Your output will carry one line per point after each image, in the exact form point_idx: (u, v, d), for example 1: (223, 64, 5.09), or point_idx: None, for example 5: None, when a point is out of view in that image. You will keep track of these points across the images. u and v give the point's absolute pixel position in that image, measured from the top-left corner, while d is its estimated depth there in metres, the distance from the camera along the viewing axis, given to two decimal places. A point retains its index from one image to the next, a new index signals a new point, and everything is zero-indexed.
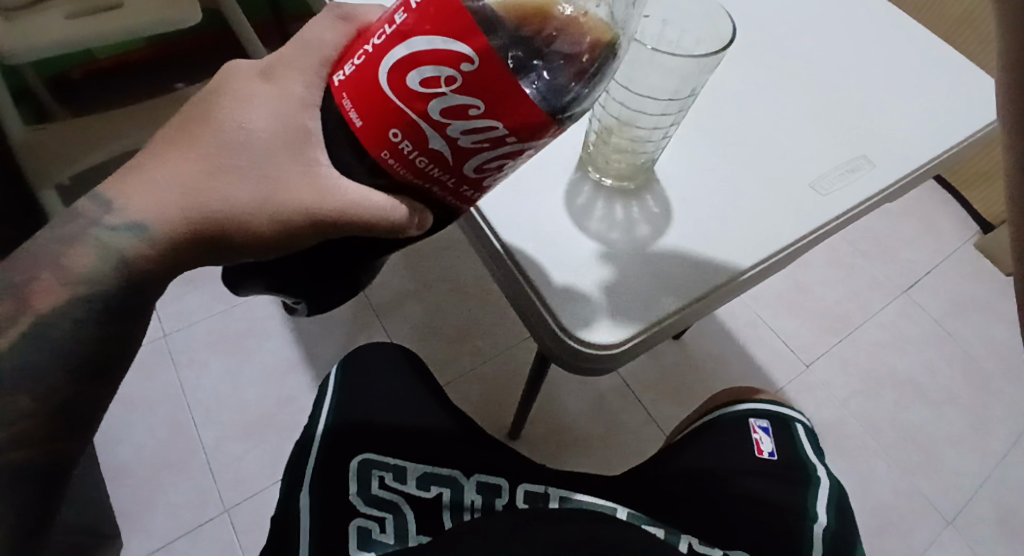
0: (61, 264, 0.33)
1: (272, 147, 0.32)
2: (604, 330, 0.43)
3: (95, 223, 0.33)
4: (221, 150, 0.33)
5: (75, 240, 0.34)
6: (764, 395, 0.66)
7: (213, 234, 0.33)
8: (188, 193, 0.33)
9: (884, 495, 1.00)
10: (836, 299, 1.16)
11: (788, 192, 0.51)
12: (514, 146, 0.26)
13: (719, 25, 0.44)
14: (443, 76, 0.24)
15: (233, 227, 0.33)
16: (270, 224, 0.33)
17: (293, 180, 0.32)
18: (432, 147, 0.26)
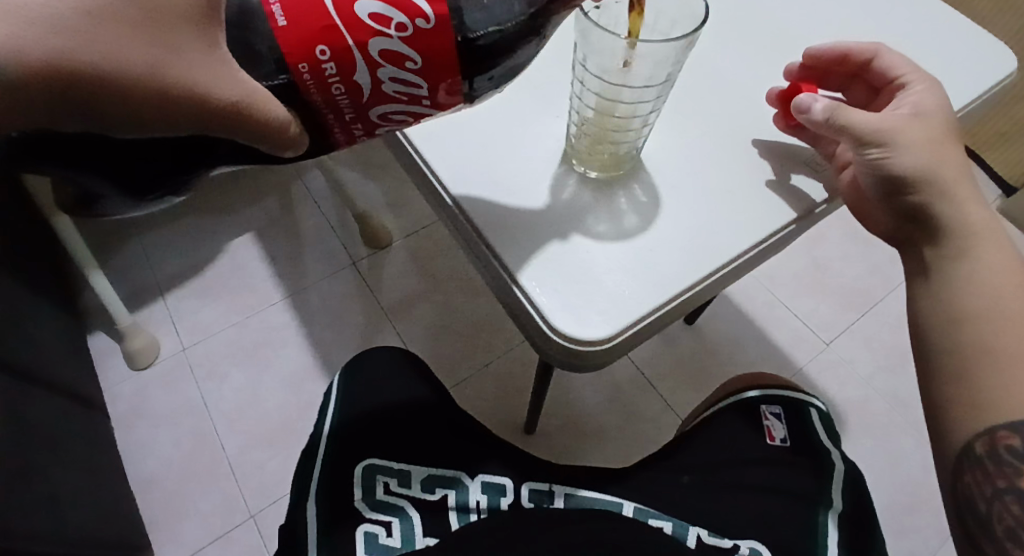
0: None
1: (168, 8, 0.26)
2: (593, 326, 0.42)
3: None
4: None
5: None
6: (774, 379, 0.64)
7: (70, 98, 0.25)
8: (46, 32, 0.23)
9: (916, 472, 0.97)
10: (856, 274, 1.13)
11: (778, 173, 0.49)
12: (424, 105, 0.33)
13: (692, 5, 0.42)
14: (394, 19, 0.28)
15: (105, 97, 0.25)
16: (152, 107, 0.26)
17: (192, 60, 0.27)
18: (354, 78, 0.30)
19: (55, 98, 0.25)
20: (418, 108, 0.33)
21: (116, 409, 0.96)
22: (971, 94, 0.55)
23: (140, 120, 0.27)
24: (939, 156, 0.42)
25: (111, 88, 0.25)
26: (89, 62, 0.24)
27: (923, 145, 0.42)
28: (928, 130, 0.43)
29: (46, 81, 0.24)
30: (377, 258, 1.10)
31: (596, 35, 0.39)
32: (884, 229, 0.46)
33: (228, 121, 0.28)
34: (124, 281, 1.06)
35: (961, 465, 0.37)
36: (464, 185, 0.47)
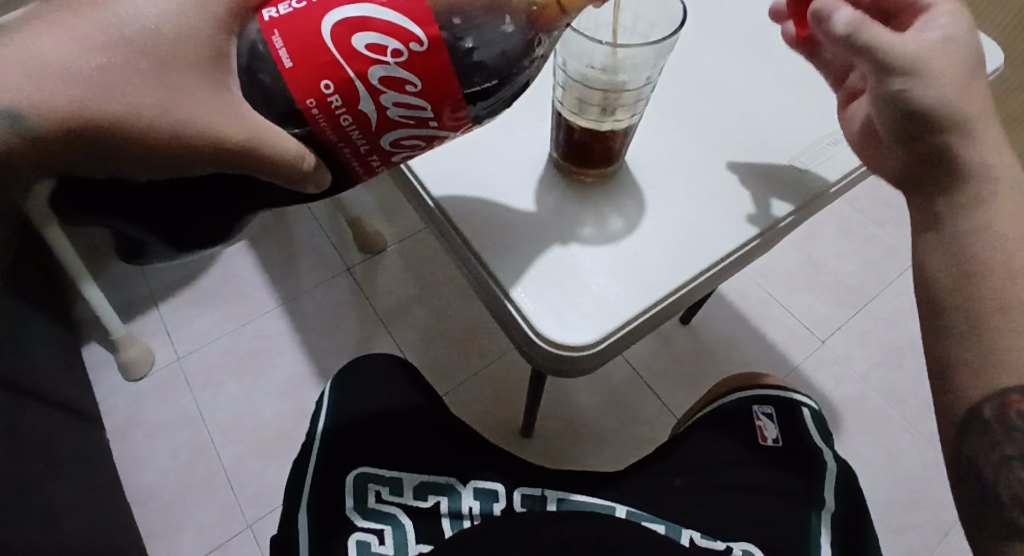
0: None
1: (178, 57, 0.29)
2: (579, 331, 0.42)
3: None
4: (113, 40, 0.28)
5: None
6: (768, 380, 0.64)
7: (95, 144, 0.28)
8: (68, 82, 0.27)
9: (915, 467, 0.97)
10: (852, 271, 1.13)
11: (764, 169, 0.49)
12: (431, 128, 0.32)
13: (671, 6, 0.42)
14: (390, 47, 0.28)
15: (126, 143, 0.29)
16: (161, 145, 0.29)
17: (197, 101, 0.29)
18: (360, 109, 0.29)
19: (82, 139, 0.28)
20: (431, 131, 0.32)
21: (113, 421, 0.96)
22: None
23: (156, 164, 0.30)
24: (967, 92, 0.38)
25: (125, 128, 0.28)
26: (105, 108, 0.28)
27: (950, 78, 0.37)
28: (958, 62, 0.38)
29: (71, 130, 0.27)
30: (371, 264, 1.09)
31: (576, 40, 0.39)
32: (893, 174, 0.43)
33: (235, 159, 0.30)
34: (119, 291, 1.06)
35: (964, 435, 0.35)
36: (448, 193, 0.47)
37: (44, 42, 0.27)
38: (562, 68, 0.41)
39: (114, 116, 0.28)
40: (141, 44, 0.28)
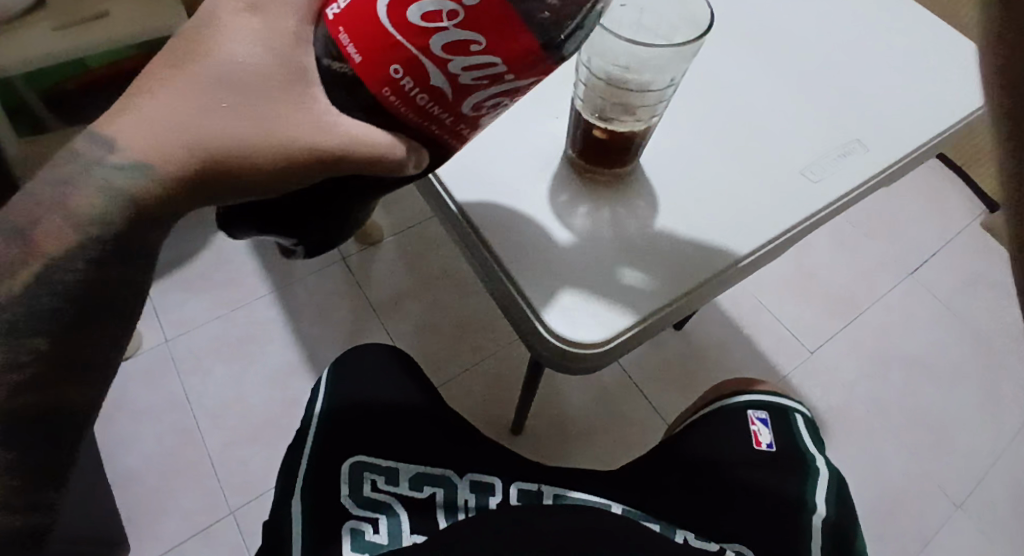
0: (66, 207, 0.28)
1: (265, 84, 0.28)
2: (589, 330, 0.42)
3: (92, 162, 0.28)
4: (212, 82, 0.28)
5: (73, 181, 0.28)
6: (763, 385, 0.64)
7: (213, 180, 0.28)
8: (182, 129, 0.28)
9: (895, 478, 0.98)
10: (842, 283, 1.15)
11: (775, 177, 0.49)
12: (512, 81, 0.26)
13: (696, 12, 0.42)
14: (445, 9, 0.23)
15: (240, 175, 0.29)
16: (272, 172, 0.29)
17: (292, 121, 0.28)
18: (433, 84, 0.25)
19: (202, 178, 0.28)
20: (520, 87, 0.27)
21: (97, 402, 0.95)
22: (970, 104, 0.56)
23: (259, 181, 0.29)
24: None
25: (236, 160, 0.28)
26: (218, 145, 0.28)
27: None
28: None
29: (190, 171, 0.28)
30: (367, 254, 1.09)
31: (602, 38, 0.40)
32: None
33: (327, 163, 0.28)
34: None
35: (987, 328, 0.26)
36: (462, 184, 0.47)
37: (158, 99, 0.28)
38: (586, 65, 0.42)
39: (223, 151, 0.28)
40: (234, 78, 0.28)
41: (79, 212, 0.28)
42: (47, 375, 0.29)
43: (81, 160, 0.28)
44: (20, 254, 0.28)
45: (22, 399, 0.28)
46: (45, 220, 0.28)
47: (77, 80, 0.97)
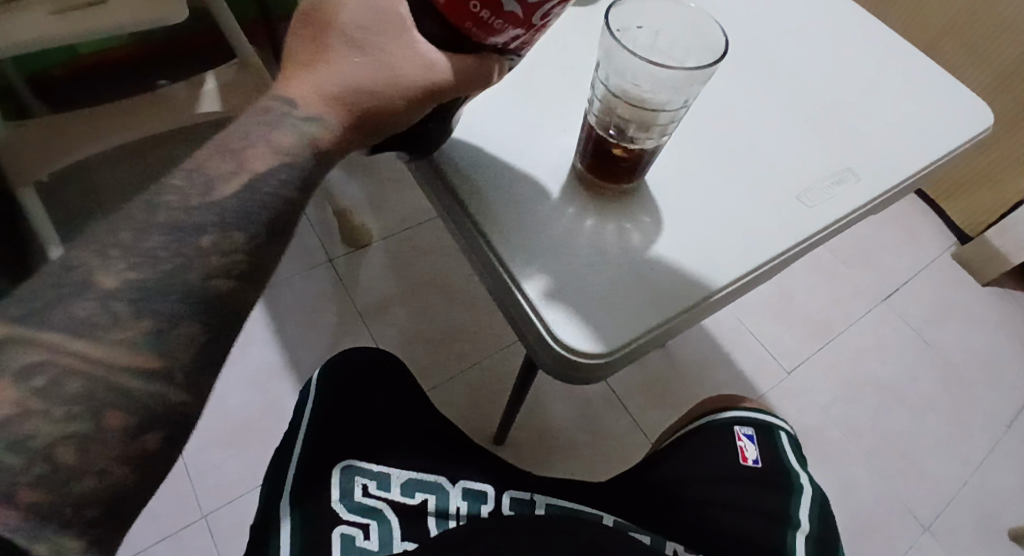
0: (266, 143, 0.32)
1: (377, 30, 0.32)
2: (593, 338, 0.43)
3: (279, 117, 0.32)
4: (343, 43, 0.32)
5: (257, 134, 0.32)
6: (747, 402, 0.65)
7: (375, 124, 0.33)
8: (340, 88, 0.32)
9: (866, 500, 1.01)
10: (820, 307, 1.18)
11: (774, 199, 0.51)
12: None
13: (712, 37, 0.43)
14: None
15: (393, 117, 0.33)
16: (416, 107, 0.33)
17: (415, 59, 0.32)
18: (503, 8, 0.29)
19: (367, 123, 0.33)
20: None
21: None
22: (958, 139, 0.58)
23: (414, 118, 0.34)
24: None
25: (387, 104, 0.33)
26: (370, 94, 0.32)
27: None
28: None
29: (355, 119, 0.33)
30: (355, 258, 1.08)
31: (621, 57, 0.41)
32: None
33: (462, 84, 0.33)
34: None
35: None
36: (472, 190, 0.47)
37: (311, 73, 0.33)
38: (602, 81, 0.43)
39: (374, 98, 0.32)
40: (351, 33, 0.32)
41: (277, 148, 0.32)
42: (249, 274, 0.30)
43: (265, 118, 0.33)
44: (232, 167, 0.31)
45: (222, 291, 0.29)
46: (252, 148, 0.32)
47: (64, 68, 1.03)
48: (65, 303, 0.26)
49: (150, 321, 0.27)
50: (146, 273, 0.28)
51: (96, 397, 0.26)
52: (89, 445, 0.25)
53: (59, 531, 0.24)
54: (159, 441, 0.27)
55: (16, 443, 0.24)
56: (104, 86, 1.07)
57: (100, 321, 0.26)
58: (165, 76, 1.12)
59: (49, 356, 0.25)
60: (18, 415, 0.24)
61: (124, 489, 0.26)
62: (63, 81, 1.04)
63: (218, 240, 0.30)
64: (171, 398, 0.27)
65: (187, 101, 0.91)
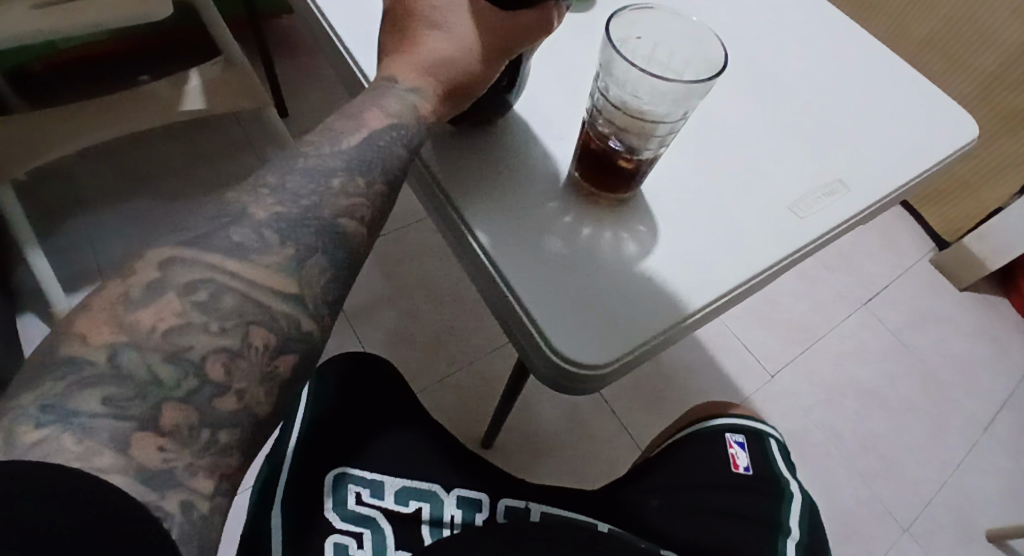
0: (380, 106, 0.39)
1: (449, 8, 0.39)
2: (590, 349, 0.42)
3: (390, 89, 0.40)
4: (428, 23, 0.40)
5: (371, 102, 0.39)
6: (737, 408, 0.66)
7: (458, 87, 0.41)
8: (431, 61, 0.40)
9: (847, 502, 1.03)
10: (803, 311, 1.19)
11: (769, 210, 0.51)
12: None
13: (713, 52, 0.44)
14: None
15: (470, 79, 0.40)
16: (484, 70, 0.40)
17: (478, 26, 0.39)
18: None
19: (453, 87, 0.41)
20: None
21: None
22: (945, 151, 0.59)
23: (489, 75, 0.41)
24: None
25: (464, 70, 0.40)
26: (452, 63, 0.40)
27: None
28: None
29: (445, 84, 0.40)
30: None
31: (622, 67, 0.41)
32: None
33: (524, 36, 0.38)
34: (65, 261, 0.98)
35: None
36: (469, 198, 0.47)
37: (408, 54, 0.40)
38: (602, 92, 0.43)
39: (455, 64, 0.40)
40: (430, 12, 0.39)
41: (389, 109, 0.39)
42: (368, 215, 0.36)
43: (377, 90, 0.40)
44: (354, 125, 0.38)
45: (350, 225, 0.35)
46: (369, 110, 0.39)
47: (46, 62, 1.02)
48: (225, 229, 0.32)
49: (292, 250, 0.33)
50: (289, 208, 0.34)
51: (246, 314, 0.31)
52: (237, 359, 0.30)
53: (196, 450, 0.29)
54: (288, 364, 0.32)
55: (179, 354, 0.29)
56: (87, 81, 1.06)
57: (253, 244, 0.32)
58: (146, 70, 1.10)
59: (212, 274, 0.31)
60: (184, 326, 0.29)
61: (258, 411, 0.31)
62: (45, 76, 1.03)
63: (346, 181, 0.36)
64: (302, 322, 0.32)
65: (171, 99, 0.90)
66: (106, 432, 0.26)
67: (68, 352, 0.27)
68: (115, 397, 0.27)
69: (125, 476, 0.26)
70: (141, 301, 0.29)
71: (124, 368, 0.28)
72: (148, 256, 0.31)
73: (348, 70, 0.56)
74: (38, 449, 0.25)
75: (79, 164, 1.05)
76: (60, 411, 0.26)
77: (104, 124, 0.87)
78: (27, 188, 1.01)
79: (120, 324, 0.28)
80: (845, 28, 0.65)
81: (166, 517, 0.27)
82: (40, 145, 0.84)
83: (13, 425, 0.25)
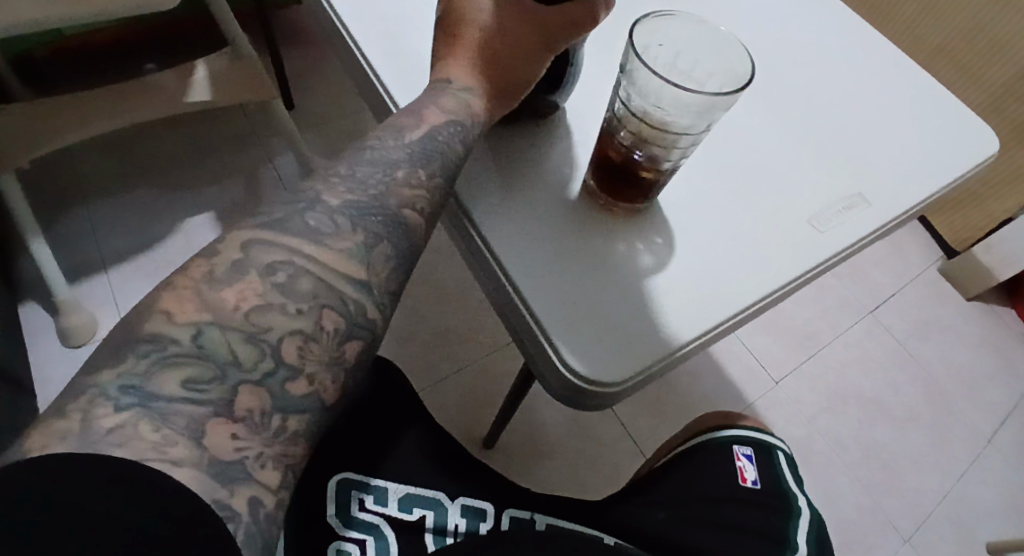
0: (439, 103, 0.41)
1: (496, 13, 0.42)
2: (605, 365, 0.41)
3: (448, 88, 0.42)
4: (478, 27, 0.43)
5: (430, 100, 0.42)
6: (746, 421, 0.66)
7: (506, 87, 0.44)
8: (482, 64, 0.43)
9: (848, 512, 1.02)
10: (808, 317, 1.18)
11: (787, 224, 0.50)
12: None
13: (738, 63, 0.43)
14: None
15: (517, 80, 0.43)
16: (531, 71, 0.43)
17: (521, 31, 0.41)
18: None
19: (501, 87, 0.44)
20: None
21: (46, 392, 0.87)
22: (966, 166, 0.58)
23: (535, 71, 0.43)
24: None
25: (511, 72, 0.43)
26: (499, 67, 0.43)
27: None
28: None
29: (493, 85, 0.43)
30: None
31: (643, 77, 0.40)
32: None
33: (570, 31, 0.41)
34: (66, 251, 0.97)
35: None
36: (483, 207, 0.46)
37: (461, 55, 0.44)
38: (622, 100, 0.42)
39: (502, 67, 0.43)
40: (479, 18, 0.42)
41: (448, 106, 0.41)
42: (430, 205, 0.38)
43: (437, 89, 0.43)
44: (416, 121, 0.40)
45: (414, 215, 0.37)
46: (430, 106, 0.41)
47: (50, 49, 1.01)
48: (301, 213, 0.33)
49: (363, 236, 0.34)
50: (360, 196, 0.35)
51: (320, 298, 0.32)
52: (311, 343, 0.31)
53: (265, 439, 0.29)
54: (354, 353, 0.33)
55: (257, 335, 0.30)
56: (91, 68, 1.04)
57: (327, 229, 0.33)
58: (151, 58, 1.08)
59: (290, 256, 0.32)
60: (264, 307, 0.30)
61: (326, 400, 0.31)
62: (49, 63, 1.02)
63: (410, 173, 0.38)
64: (369, 308, 0.33)
65: (178, 92, 0.89)
66: (182, 420, 0.27)
67: (150, 331, 0.28)
68: (193, 380, 0.28)
69: (196, 467, 0.26)
70: (225, 280, 0.30)
71: (205, 349, 0.29)
72: (226, 239, 0.32)
73: (359, 69, 0.55)
74: (116, 431, 0.25)
75: (81, 153, 1.04)
76: (139, 392, 0.27)
77: (110, 114, 0.86)
78: (29, 177, 1.00)
79: (203, 302, 0.29)
80: (865, 37, 0.64)
81: (232, 517, 0.27)
82: (44, 134, 0.83)
83: (93, 403, 0.26)
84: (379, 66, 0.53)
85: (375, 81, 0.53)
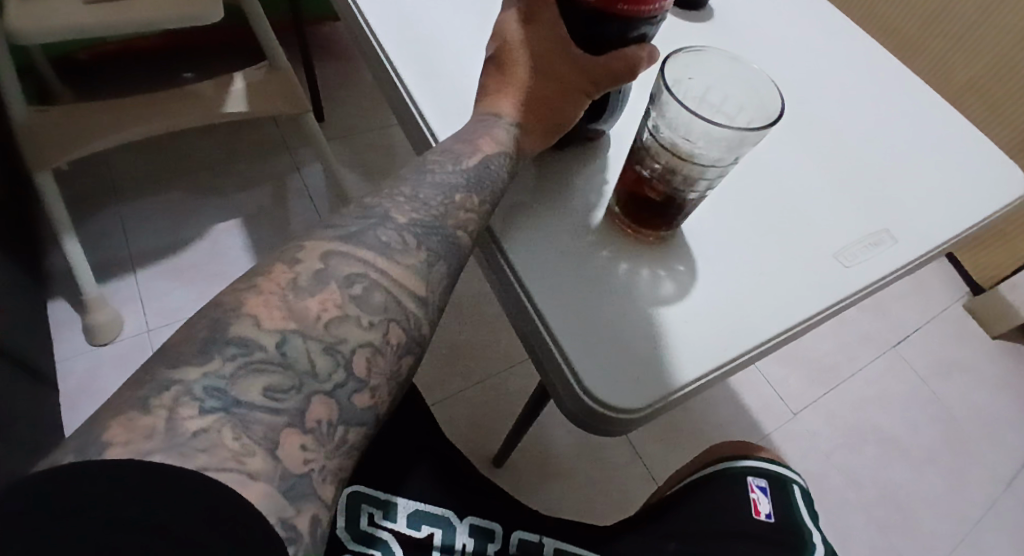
0: (493, 132, 0.44)
1: (538, 52, 0.44)
2: (623, 392, 0.41)
3: (498, 119, 0.45)
4: (520, 66, 0.45)
5: (484, 129, 0.45)
6: (763, 452, 0.65)
7: (551, 125, 0.46)
8: (527, 101, 0.45)
9: (862, 550, 1.00)
10: (828, 349, 1.17)
11: (811, 258, 0.50)
12: None
13: (767, 100, 0.43)
14: None
15: (558, 117, 0.46)
16: (569, 111, 0.46)
17: (562, 73, 0.44)
18: None
19: (545, 123, 0.46)
20: None
21: (66, 386, 0.89)
22: (994, 206, 0.57)
23: (579, 110, 0.46)
24: None
25: (555, 110, 0.45)
26: (543, 104, 0.45)
27: None
28: None
29: (539, 121, 0.46)
30: None
31: (673, 109, 0.40)
32: None
33: (613, 78, 0.43)
34: (99, 250, 0.99)
35: None
36: (508, 231, 0.47)
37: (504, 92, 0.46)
38: (652, 129, 0.42)
39: (547, 106, 0.45)
40: (521, 56, 0.45)
41: (500, 137, 0.44)
42: (477, 229, 0.41)
43: (490, 119, 0.45)
44: (472, 148, 0.43)
45: (466, 239, 0.40)
46: (486, 134, 0.44)
47: (90, 51, 1.05)
48: (374, 228, 0.36)
49: (426, 253, 0.37)
50: (423, 215, 0.39)
51: (389, 312, 0.34)
52: (377, 355, 0.33)
53: (329, 451, 0.30)
54: (409, 365, 0.35)
55: (334, 346, 0.32)
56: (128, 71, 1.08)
57: (396, 245, 0.36)
58: (189, 67, 1.11)
59: (364, 269, 0.34)
60: (342, 318, 0.33)
61: (380, 413, 0.33)
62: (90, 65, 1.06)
63: (465, 197, 0.41)
64: (424, 323, 0.36)
65: (212, 100, 0.91)
66: (261, 428, 0.29)
67: (237, 334, 0.30)
68: (272, 388, 0.30)
69: (270, 480, 0.28)
70: (307, 289, 0.33)
71: (287, 356, 0.31)
72: (306, 247, 0.34)
73: (392, 87, 0.55)
74: (200, 436, 0.27)
75: (116, 154, 1.07)
76: (224, 396, 0.28)
77: (150, 120, 0.88)
78: (65, 176, 1.03)
79: (288, 310, 0.32)
80: (894, 74, 0.64)
81: (294, 539, 0.27)
82: (86, 136, 0.86)
83: (178, 403, 0.27)
84: (412, 85, 0.54)
85: (407, 101, 0.54)
